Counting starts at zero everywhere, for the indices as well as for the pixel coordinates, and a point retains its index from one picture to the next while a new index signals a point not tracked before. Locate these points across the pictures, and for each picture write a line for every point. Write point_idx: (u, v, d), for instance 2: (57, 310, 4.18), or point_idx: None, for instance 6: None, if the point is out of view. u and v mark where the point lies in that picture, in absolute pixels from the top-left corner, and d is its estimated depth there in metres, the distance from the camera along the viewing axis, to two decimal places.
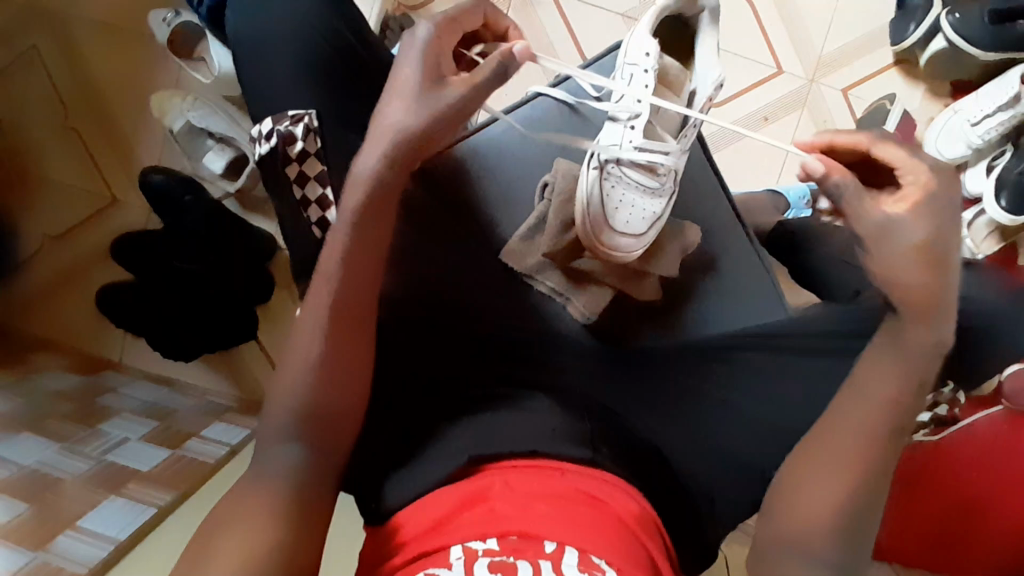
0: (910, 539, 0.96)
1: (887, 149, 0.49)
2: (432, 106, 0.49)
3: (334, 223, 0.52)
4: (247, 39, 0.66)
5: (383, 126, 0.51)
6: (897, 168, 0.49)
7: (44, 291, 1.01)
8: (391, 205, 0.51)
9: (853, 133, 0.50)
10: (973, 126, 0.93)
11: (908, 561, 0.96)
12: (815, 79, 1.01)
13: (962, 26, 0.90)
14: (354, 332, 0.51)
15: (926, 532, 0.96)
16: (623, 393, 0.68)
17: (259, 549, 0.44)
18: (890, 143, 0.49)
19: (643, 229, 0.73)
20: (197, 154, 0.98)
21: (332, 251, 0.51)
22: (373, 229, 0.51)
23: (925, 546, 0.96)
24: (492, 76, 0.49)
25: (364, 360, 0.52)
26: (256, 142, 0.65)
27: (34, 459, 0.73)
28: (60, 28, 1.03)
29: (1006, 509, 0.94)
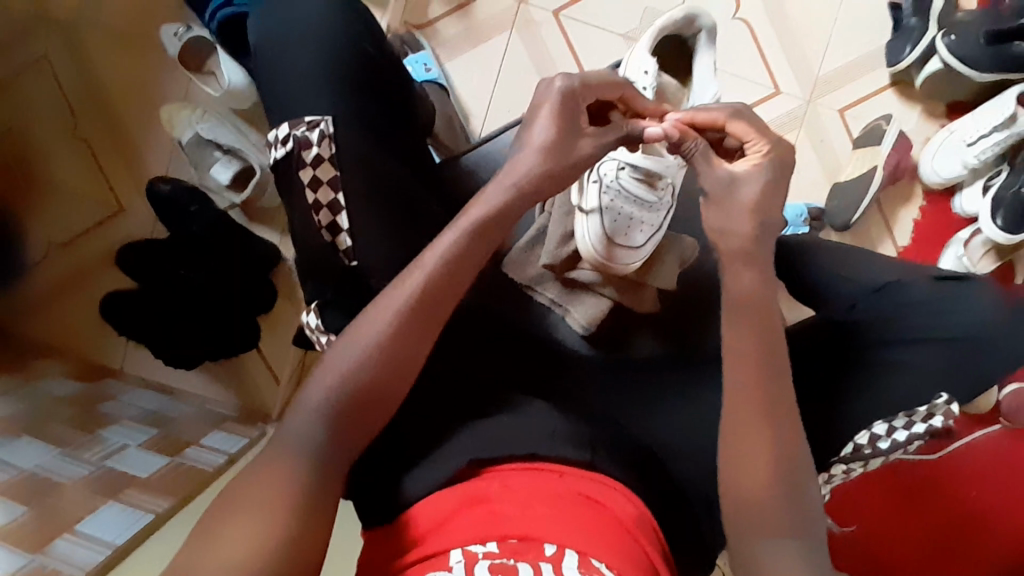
0: (910, 551, 0.94)
1: (737, 124, 0.59)
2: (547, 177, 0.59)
3: (387, 291, 0.55)
4: (259, 51, 0.68)
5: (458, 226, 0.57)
6: (746, 139, 0.59)
7: (49, 298, 1.03)
8: (453, 286, 0.56)
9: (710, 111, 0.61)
10: (969, 146, 0.94)
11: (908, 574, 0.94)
12: (813, 99, 1.03)
13: (958, 47, 0.93)
14: (391, 370, 0.53)
15: (928, 545, 0.94)
16: (621, 402, 0.68)
17: (262, 542, 0.45)
18: (739, 120, 0.59)
19: (641, 241, 0.73)
20: (203, 165, 0.99)
21: (385, 310, 0.54)
22: (436, 307, 0.55)
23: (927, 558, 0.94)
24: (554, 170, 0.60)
25: (367, 360, 0.52)
26: (272, 146, 0.65)
27: (33, 463, 0.73)
28: (73, 42, 1.05)
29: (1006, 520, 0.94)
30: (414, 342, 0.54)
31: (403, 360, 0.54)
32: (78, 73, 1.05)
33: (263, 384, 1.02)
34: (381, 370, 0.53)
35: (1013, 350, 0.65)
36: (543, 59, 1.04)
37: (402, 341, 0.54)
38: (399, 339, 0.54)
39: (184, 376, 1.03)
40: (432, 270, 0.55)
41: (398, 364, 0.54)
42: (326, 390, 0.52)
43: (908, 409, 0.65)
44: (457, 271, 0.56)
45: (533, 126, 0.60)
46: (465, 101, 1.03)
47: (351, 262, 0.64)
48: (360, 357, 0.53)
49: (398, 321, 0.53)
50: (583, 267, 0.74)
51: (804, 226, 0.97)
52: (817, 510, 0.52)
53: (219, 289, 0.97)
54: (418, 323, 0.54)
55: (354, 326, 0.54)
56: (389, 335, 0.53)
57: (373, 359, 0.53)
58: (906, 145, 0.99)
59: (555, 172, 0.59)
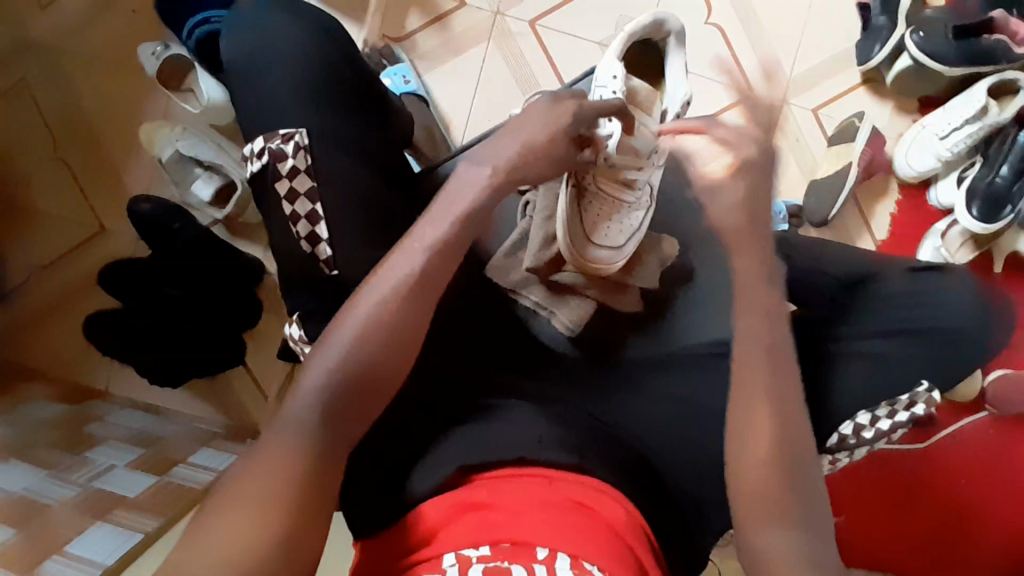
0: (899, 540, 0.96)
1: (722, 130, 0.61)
2: (517, 166, 0.63)
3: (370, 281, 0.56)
4: (235, 68, 0.69)
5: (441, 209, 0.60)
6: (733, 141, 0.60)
7: (33, 321, 1.02)
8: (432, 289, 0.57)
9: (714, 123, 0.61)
10: (942, 139, 0.95)
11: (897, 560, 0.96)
12: (786, 100, 1.05)
13: (926, 43, 0.95)
14: (386, 374, 0.54)
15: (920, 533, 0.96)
16: (607, 403, 0.69)
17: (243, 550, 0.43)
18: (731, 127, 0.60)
19: (621, 242, 0.76)
20: (186, 182, 0.99)
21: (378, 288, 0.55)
22: (426, 297, 0.56)
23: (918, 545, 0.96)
24: (517, 159, 0.63)
25: (332, 373, 0.52)
26: (249, 160, 0.66)
27: (20, 486, 0.73)
28: (51, 65, 1.05)
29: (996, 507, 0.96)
30: (391, 356, 0.54)
31: (376, 375, 0.54)
32: (56, 95, 1.05)
33: (251, 400, 1.02)
34: (343, 382, 0.52)
35: (988, 335, 0.67)
36: (521, 69, 1.05)
37: (376, 359, 0.54)
38: (364, 352, 0.53)
39: (171, 396, 1.02)
40: (397, 283, 0.56)
41: (365, 388, 0.53)
42: (316, 397, 0.51)
43: (890, 399, 0.66)
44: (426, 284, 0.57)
45: (530, 118, 0.64)
46: (446, 112, 1.04)
47: (331, 272, 0.65)
48: (329, 362, 0.52)
49: (391, 305, 0.55)
50: (565, 269, 0.75)
51: (784, 223, 0.98)
52: (800, 497, 0.53)
53: (197, 294, 0.97)
54: (389, 324, 0.54)
55: (332, 328, 0.54)
56: (365, 327, 0.54)
57: (341, 375, 0.52)
58: (880, 141, 1.02)
59: (530, 162, 0.63)
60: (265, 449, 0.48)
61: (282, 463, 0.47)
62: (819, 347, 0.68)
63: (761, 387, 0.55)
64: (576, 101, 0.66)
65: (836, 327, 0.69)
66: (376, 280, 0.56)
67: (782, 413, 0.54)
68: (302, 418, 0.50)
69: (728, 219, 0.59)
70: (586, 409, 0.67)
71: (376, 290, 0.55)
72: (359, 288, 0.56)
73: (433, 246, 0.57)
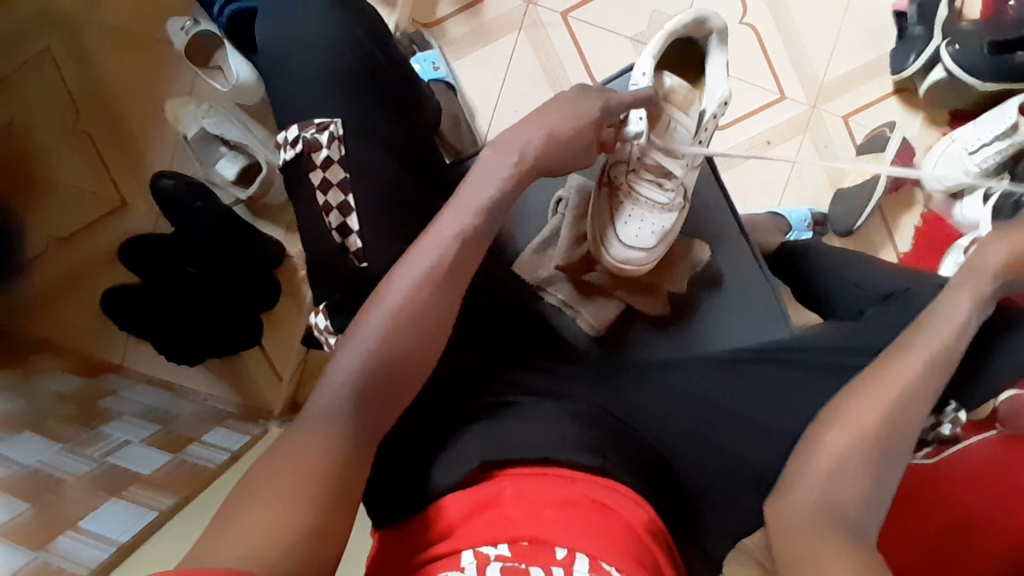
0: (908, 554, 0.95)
1: None
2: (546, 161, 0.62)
3: (395, 275, 0.56)
4: (269, 49, 0.68)
5: (465, 201, 0.59)
6: None
7: (47, 292, 1.02)
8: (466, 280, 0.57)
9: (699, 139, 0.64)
10: (971, 154, 0.95)
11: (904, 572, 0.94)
12: (817, 106, 1.03)
13: (962, 56, 0.94)
14: (416, 374, 0.55)
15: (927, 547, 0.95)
16: (624, 401, 0.67)
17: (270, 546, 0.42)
18: None
19: (654, 243, 0.75)
20: (208, 161, 0.98)
21: (409, 274, 0.55)
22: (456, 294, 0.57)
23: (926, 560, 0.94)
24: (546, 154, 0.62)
25: (357, 368, 0.52)
26: (279, 148, 0.65)
27: (36, 459, 0.73)
28: (77, 34, 1.04)
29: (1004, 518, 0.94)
30: (415, 354, 0.54)
31: (399, 373, 0.53)
32: (80, 65, 1.04)
33: (265, 384, 1.02)
34: (378, 382, 0.52)
35: None
36: (551, 61, 1.04)
37: (402, 354, 0.54)
38: (395, 347, 0.53)
39: (184, 374, 1.02)
40: (427, 270, 0.55)
41: (393, 384, 0.53)
42: (347, 388, 0.51)
43: (916, 418, 0.67)
44: (452, 279, 0.56)
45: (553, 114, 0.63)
46: (473, 102, 1.03)
47: (360, 265, 0.63)
48: (353, 358, 0.52)
49: (425, 297, 0.55)
50: (594, 270, 0.77)
51: (808, 230, 0.98)
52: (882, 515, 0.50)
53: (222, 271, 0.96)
54: (420, 321, 0.54)
55: (361, 321, 0.54)
56: (395, 322, 0.54)
57: (368, 372, 0.52)
58: (909, 153, 1.01)
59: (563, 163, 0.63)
60: (293, 448, 0.48)
61: (310, 457, 0.47)
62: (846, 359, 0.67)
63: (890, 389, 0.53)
64: (604, 96, 0.65)
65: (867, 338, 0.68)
66: (400, 275, 0.55)
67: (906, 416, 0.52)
68: (334, 411, 0.50)
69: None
70: (615, 413, 0.66)
71: (404, 280, 0.55)
72: (384, 282, 0.56)
73: (459, 242, 0.57)
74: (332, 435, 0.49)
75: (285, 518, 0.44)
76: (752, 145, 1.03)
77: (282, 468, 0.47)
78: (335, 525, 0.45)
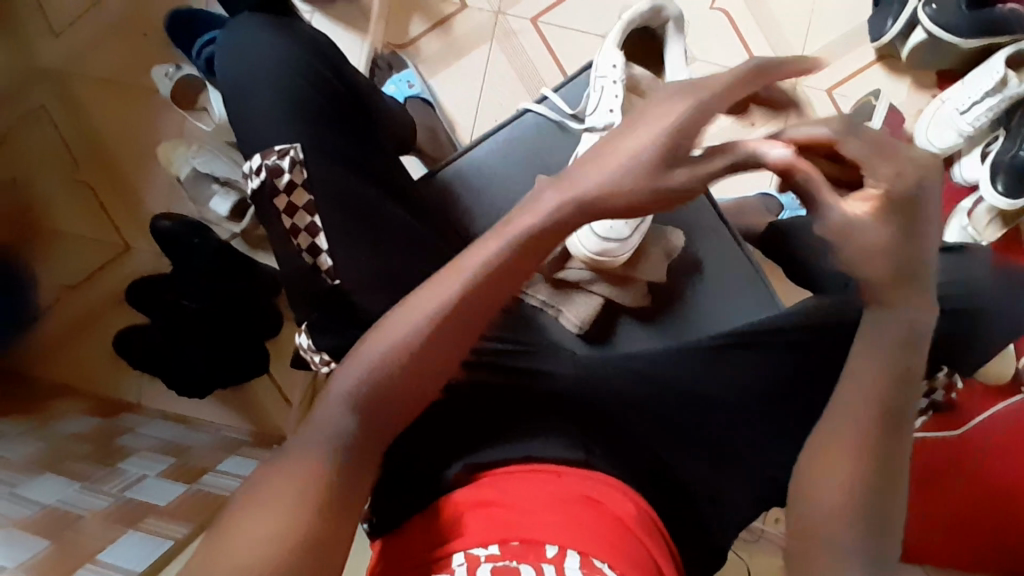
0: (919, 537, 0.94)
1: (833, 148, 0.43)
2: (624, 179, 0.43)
3: (404, 305, 0.47)
4: (234, 83, 0.70)
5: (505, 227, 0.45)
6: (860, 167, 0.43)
7: (65, 339, 1.06)
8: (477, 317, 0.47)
9: (813, 125, 0.43)
10: (962, 114, 0.92)
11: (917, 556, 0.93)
12: (797, 82, 1.02)
13: (939, 16, 0.91)
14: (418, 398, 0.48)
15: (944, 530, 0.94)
16: (617, 395, 0.65)
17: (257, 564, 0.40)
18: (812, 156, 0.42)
19: (628, 234, 0.73)
20: (202, 199, 1.02)
21: (426, 303, 0.46)
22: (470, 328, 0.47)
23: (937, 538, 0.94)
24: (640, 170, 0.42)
25: (357, 386, 0.46)
26: (247, 177, 0.68)
27: (55, 498, 0.75)
28: (71, 92, 1.09)
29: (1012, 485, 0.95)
30: (412, 388, 0.47)
31: (394, 404, 0.47)
32: (76, 121, 1.09)
33: (275, 409, 1.05)
34: (372, 410, 0.46)
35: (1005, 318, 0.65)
36: (525, 68, 1.05)
37: (397, 386, 0.46)
38: (393, 377, 0.46)
39: (199, 407, 1.05)
40: (459, 307, 0.46)
41: (387, 413, 0.47)
42: (342, 408, 0.46)
43: None
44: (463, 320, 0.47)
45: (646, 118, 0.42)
46: (452, 114, 1.05)
47: (334, 282, 0.65)
48: (357, 374, 0.46)
49: (431, 329, 0.46)
50: (570, 266, 0.76)
51: (800, 208, 0.97)
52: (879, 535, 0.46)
53: (223, 305, 0.98)
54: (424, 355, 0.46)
55: (360, 348, 0.47)
56: (398, 359, 0.46)
57: (360, 402, 0.46)
58: (898, 119, 0.98)
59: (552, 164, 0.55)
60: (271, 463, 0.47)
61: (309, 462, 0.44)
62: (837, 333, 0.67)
63: (845, 451, 0.47)
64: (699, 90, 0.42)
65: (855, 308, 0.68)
66: (408, 308, 0.46)
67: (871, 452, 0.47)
68: None
69: (876, 269, 0.47)
70: (611, 411, 0.64)
71: (412, 314, 0.46)
72: (412, 294, 0.47)
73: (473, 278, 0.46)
74: (329, 456, 0.45)
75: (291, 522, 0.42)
76: None
77: (280, 470, 0.44)
78: (341, 531, 0.43)
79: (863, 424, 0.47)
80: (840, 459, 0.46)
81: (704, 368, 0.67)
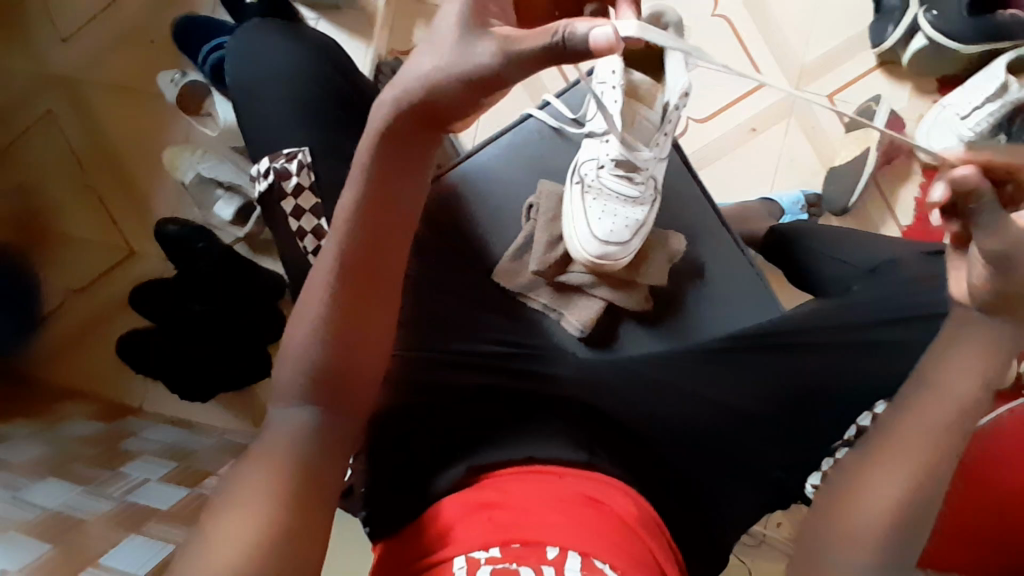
0: None
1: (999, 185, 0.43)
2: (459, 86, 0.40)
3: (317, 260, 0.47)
4: (245, 89, 0.71)
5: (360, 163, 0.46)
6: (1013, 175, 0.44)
7: (70, 344, 1.07)
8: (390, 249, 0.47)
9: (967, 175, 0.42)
10: (963, 119, 0.92)
11: None
12: (799, 88, 1.03)
13: (941, 22, 0.92)
14: (370, 345, 0.48)
15: None
16: (612, 398, 0.65)
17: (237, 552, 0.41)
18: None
19: (628, 237, 0.75)
20: (208, 204, 1.03)
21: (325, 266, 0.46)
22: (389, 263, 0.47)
23: None
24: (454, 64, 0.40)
25: (301, 375, 0.46)
26: (256, 180, 0.68)
27: (58, 501, 0.75)
28: (78, 97, 1.10)
29: None
30: (351, 349, 0.47)
31: (338, 368, 0.47)
32: (83, 126, 1.10)
33: None
34: (319, 384, 0.46)
35: None
36: None
37: (336, 353, 0.46)
38: (326, 344, 0.46)
39: (202, 411, 1.06)
40: (347, 231, 0.46)
41: (337, 378, 0.47)
42: (299, 379, 0.46)
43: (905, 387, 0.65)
44: (374, 256, 0.46)
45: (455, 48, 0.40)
46: None
47: None
48: (297, 364, 0.46)
49: (337, 281, 0.46)
50: (572, 270, 0.76)
51: (802, 213, 0.98)
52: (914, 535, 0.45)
53: (226, 310, 0.99)
54: (346, 309, 0.46)
55: (289, 331, 0.47)
56: (323, 324, 0.46)
57: (312, 377, 0.46)
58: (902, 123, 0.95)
59: None
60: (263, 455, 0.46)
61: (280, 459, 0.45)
62: (839, 337, 0.67)
63: (899, 452, 0.44)
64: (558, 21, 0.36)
65: (868, 313, 0.68)
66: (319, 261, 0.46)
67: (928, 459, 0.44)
68: None
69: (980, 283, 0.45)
70: (610, 414, 0.64)
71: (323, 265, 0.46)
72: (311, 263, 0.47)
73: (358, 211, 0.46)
74: (304, 447, 0.45)
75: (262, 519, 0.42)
76: (736, 133, 1.03)
77: (251, 466, 0.45)
78: (312, 528, 0.44)
79: (931, 441, 0.44)
80: (896, 463, 0.44)
81: (699, 369, 0.68)
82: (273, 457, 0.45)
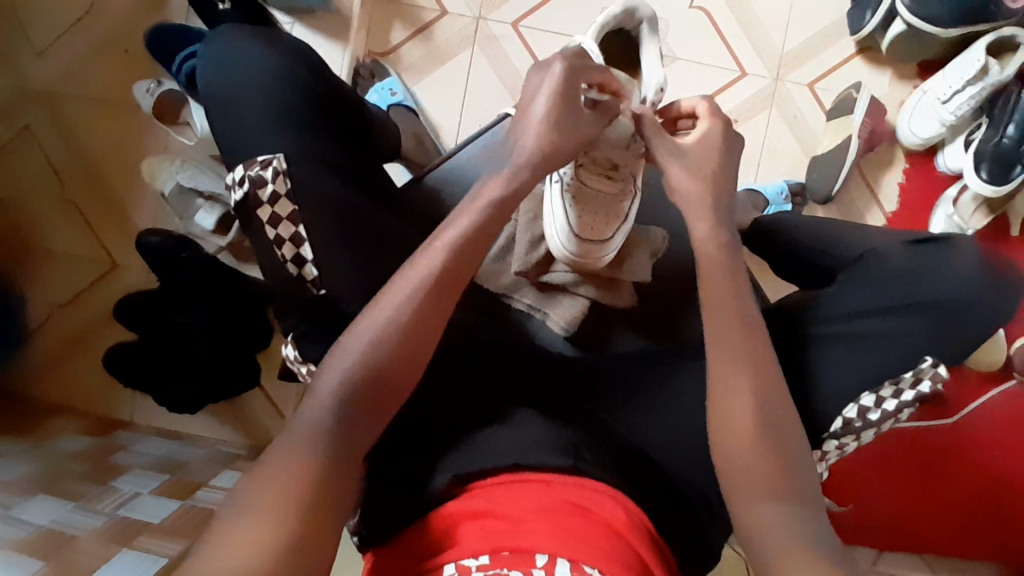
0: (914, 521, 0.99)
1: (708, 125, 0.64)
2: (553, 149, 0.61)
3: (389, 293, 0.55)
4: (213, 95, 0.69)
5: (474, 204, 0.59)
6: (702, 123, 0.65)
7: (56, 359, 1.06)
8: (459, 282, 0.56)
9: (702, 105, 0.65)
10: (945, 104, 0.94)
11: (916, 543, 0.99)
12: (780, 77, 1.02)
13: (919, 7, 0.92)
14: (400, 382, 0.53)
15: (938, 514, 0.99)
16: (590, 405, 0.67)
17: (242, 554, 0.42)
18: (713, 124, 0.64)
19: (609, 234, 0.74)
20: (187, 213, 1.01)
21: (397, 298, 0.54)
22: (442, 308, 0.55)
23: (930, 524, 0.99)
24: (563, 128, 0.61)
25: (338, 384, 0.51)
26: (231, 188, 0.66)
27: (48, 519, 0.74)
28: (55, 110, 1.09)
29: (1006, 463, 1.00)
30: (400, 365, 0.53)
31: (386, 381, 0.52)
32: (61, 138, 1.09)
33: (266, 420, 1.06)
34: (364, 388, 0.51)
35: (983, 315, 0.66)
36: (509, 72, 1.05)
37: (384, 366, 0.52)
38: (384, 352, 0.52)
39: (192, 422, 1.05)
40: (439, 262, 0.55)
41: (378, 390, 0.52)
42: (340, 380, 0.51)
43: (894, 377, 0.64)
44: (441, 297, 0.55)
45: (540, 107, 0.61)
46: (435, 119, 1.05)
47: (319, 291, 0.66)
48: (336, 376, 0.51)
49: (420, 301, 0.54)
50: (555, 269, 0.76)
51: (786, 203, 0.97)
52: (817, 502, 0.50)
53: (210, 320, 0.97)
54: (414, 334, 0.54)
55: (348, 335, 0.53)
56: (385, 340, 0.53)
57: (357, 378, 0.51)
58: (880, 111, 0.99)
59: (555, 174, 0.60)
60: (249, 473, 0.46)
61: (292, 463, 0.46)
62: (822, 328, 0.67)
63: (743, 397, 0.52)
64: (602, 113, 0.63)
65: (861, 303, 0.66)
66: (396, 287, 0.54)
67: (776, 390, 0.53)
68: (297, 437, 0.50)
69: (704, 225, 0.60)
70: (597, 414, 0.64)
71: (396, 298, 0.54)
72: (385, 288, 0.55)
73: (447, 253, 0.55)
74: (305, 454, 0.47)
75: (271, 523, 0.43)
76: None
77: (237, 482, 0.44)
78: (310, 538, 0.44)
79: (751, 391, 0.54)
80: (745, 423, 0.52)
81: (679, 370, 0.68)
82: (265, 475, 0.45)
